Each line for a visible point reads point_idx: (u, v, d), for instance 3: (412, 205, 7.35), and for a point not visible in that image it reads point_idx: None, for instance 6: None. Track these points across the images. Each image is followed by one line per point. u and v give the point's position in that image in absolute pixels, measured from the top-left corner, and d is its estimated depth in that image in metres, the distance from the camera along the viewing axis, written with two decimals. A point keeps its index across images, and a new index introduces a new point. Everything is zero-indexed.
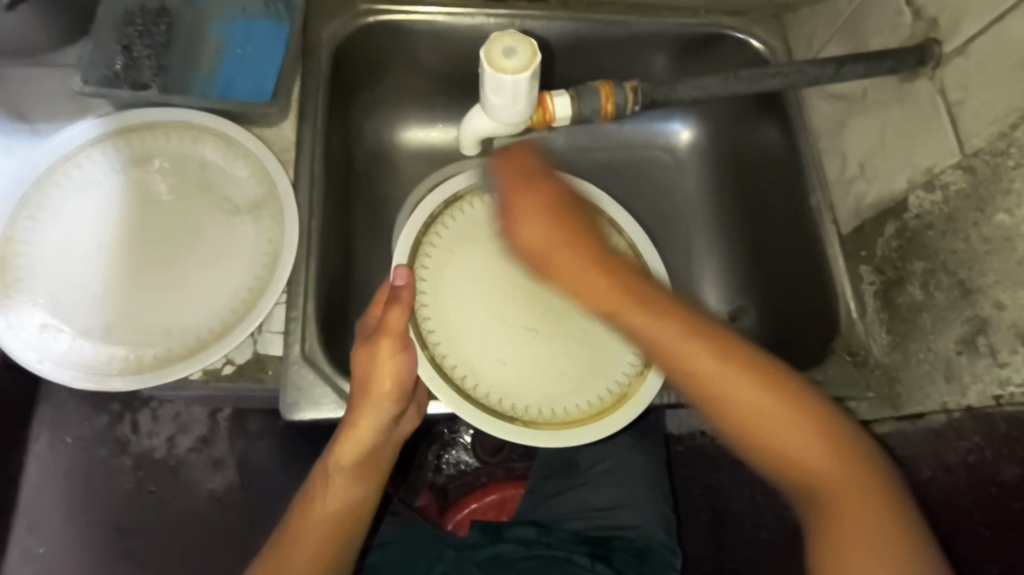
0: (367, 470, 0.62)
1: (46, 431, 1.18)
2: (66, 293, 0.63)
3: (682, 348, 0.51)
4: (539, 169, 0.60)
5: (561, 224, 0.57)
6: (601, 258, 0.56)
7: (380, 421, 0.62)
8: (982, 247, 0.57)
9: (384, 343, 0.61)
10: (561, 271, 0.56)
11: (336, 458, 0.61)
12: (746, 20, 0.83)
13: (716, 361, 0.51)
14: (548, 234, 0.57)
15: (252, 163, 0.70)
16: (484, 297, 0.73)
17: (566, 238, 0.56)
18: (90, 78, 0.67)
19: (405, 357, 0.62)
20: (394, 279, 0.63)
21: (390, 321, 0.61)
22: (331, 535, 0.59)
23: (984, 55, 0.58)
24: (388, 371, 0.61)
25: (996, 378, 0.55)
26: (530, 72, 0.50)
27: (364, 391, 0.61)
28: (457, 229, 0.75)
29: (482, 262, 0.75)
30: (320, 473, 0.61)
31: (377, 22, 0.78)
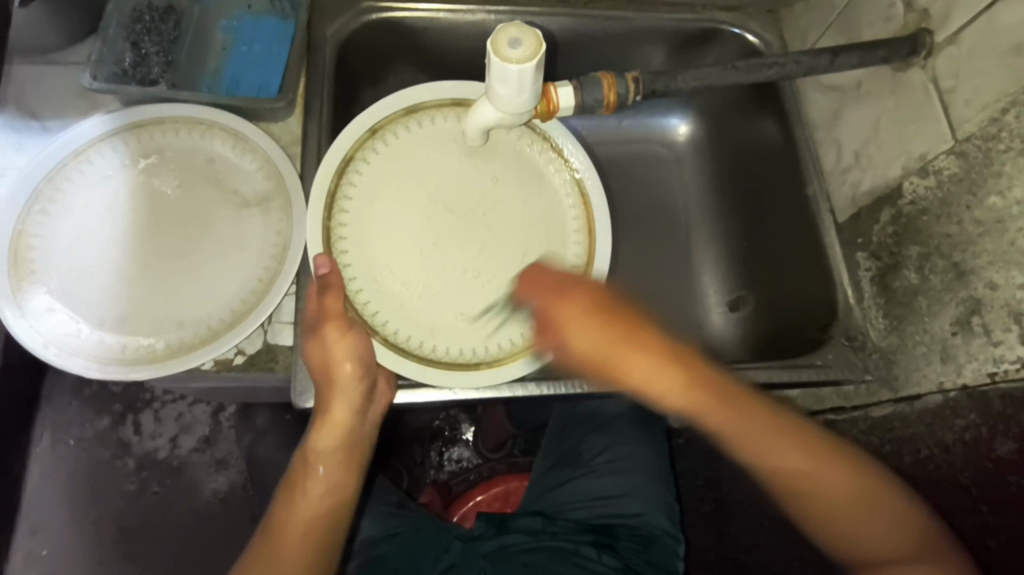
0: (343, 456, 0.64)
1: (48, 433, 1.19)
2: (79, 286, 0.64)
3: (772, 448, 0.57)
4: (564, 278, 0.59)
5: (611, 324, 0.54)
6: (668, 352, 0.55)
7: (347, 403, 0.62)
8: (974, 230, 0.58)
9: (328, 328, 0.61)
10: (629, 375, 0.55)
11: (314, 443, 0.63)
12: (741, 14, 0.85)
13: (803, 456, 0.57)
14: (600, 339, 0.54)
15: (260, 157, 0.71)
16: (417, 245, 0.70)
17: (624, 334, 0.54)
18: (100, 74, 0.69)
19: (356, 337, 0.62)
20: (317, 268, 0.61)
21: (328, 306, 0.62)
22: (312, 520, 0.61)
23: (974, 43, 0.60)
24: (345, 355, 0.61)
25: (990, 357, 0.57)
26: (535, 62, 0.51)
27: (326, 376, 0.62)
28: (364, 190, 0.69)
29: (396, 209, 0.70)
30: (301, 461, 0.63)
31: (380, 19, 0.80)
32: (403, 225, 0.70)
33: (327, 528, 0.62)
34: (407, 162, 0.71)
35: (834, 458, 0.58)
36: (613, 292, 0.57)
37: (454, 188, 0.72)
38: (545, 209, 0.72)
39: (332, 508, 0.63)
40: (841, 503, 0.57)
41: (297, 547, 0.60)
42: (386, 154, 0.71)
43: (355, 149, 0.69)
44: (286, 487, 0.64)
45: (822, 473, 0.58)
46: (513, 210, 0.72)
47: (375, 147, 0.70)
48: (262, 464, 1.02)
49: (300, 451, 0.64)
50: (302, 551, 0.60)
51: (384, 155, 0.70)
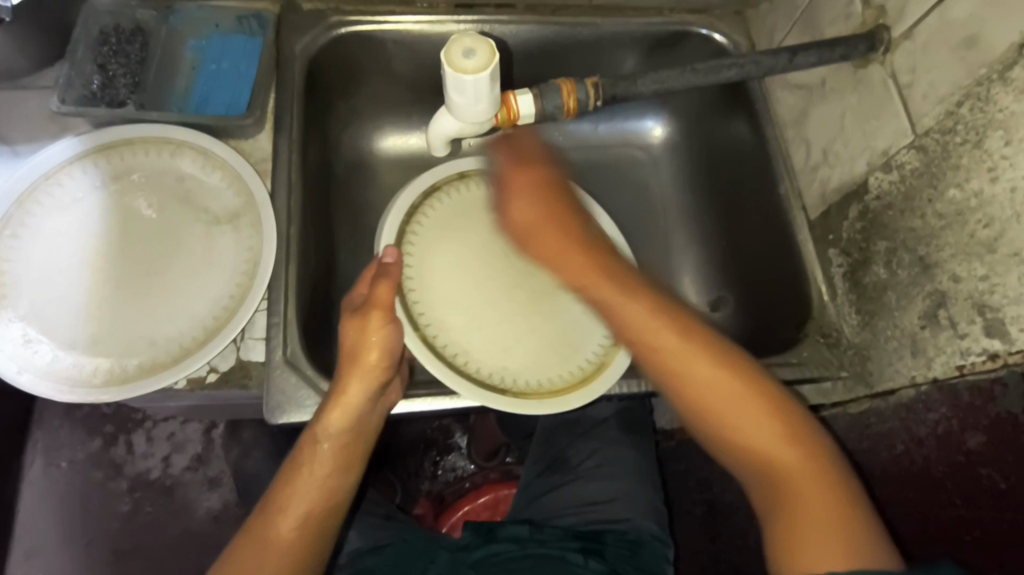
0: (351, 442, 0.63)
1: (40, 456, 1.18)
2: (50, 308, 0.64)
3: (654, 338, 0.56)
4: (539, 152, 0.66)
5: (546, 206, 0.63)
6: (580, 239, 0.62)
7: (368, 389, 0.63)
8: (937, 223, 0.59)
9: (373, 315, 0.64)
10: (543, 245, 0.62)
11: (323, 427, 0.62)
12: (707, 17, 0.86)
13: (674, 343, 0.56)
14: (534, 215, 0.62)
15: (228, 174, 0.71)
16: (468, 281, 0.79)
17: (554, 214, 0.62)
18: (68, 98, 0.69)
19: (392, 330, 0.65)
20: (383, 256, 0.67)
21: (378, 295, 0.65)
22: (309, 511, 0.60)
23: (928, 38, 0.60)
24: (375, 343, 0.64)
25: (958, 349, 0.57)
26: (490, 70, 0.52)
27: (352, 361, 0.63)
28: (438, 219, 0.79)
29: (460, 251, 0.80)
30: (306, 445, 0.62)
31: (348, 33, 0.80)
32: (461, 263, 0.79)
33: (326, 515, 0.61)
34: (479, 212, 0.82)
35: (711, 346, 0.56)
36: (562, 179, 0.65)
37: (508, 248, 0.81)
38: None
39: (331, 496, 0.61)
40: (731, 415, 0.54)
41: (291, 537, 0.58)
42: (458, 203, 0.81)
43: (440, 185, 0.80)
44: (285, 472, 0.62)
45: (700, 362, 0.55)
46: (559, 275, 0.81)
47: (457, 190, 0.81)
48: (249, 480, 1.02)
49: (304, 437, 0.62)
50: (299, 536, 0.58)
51: (465, 204, 0.81)
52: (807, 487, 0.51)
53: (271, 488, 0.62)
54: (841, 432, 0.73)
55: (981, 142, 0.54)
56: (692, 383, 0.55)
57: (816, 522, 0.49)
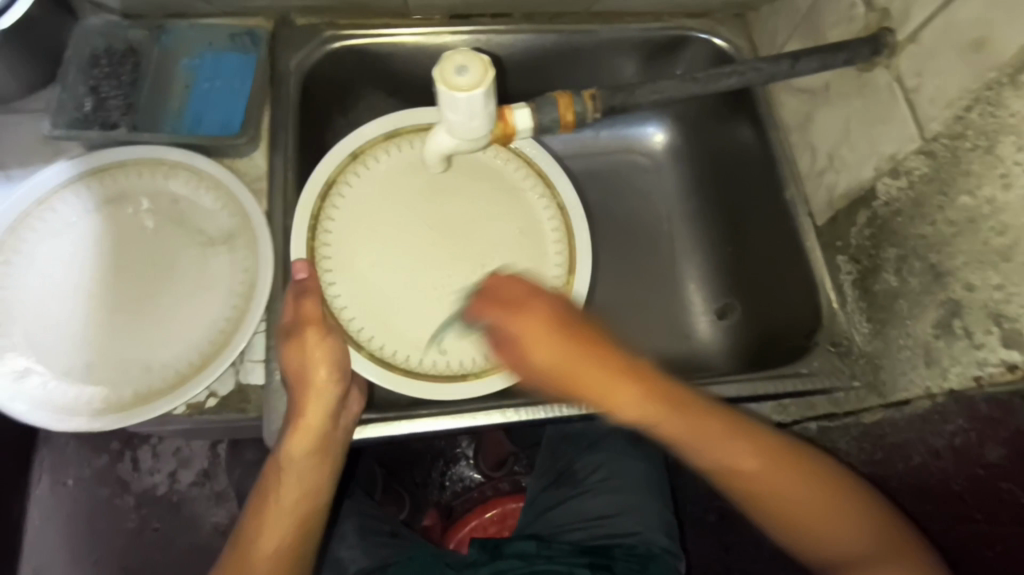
0: (319, 461, 0.62)
1: (47, 474, 1.18)
2: (44, 335, 0.63)
3: (731, 461, 0.58)
4: (522, 289, 0.55)
5: (575, 339, 0.53)
6: (626, 365, 0.55)
7: (325, 407, 0.61)
8: (948, 230, 0.57)
9: (308, 332, 0.62)
10: (588, 393, 0.53)
11: (287, 450, 0.61)
12: (706, 20, 0.84)
13: (714, 438, 0.57)
14: (563, 352, 0.53)
15: (223, 194, 0.70)
16: (403, 263, 0.75)
17: (586, 354, 0.53)
18: (60, 121, 0.70)
19: (332, 343, 0.63)
20: (295, 273, 0.64)
21: (306, 311, 0.62)
22: (285, 536, 0.60)
23: (935, 39, 0.58)
24: (320, 360, 0.62)
25: (974, 360, 0.55)
26: (484, 87, 0.51)
27: (300, 382, 0.61)
28: (347, 210, 0.73)
29: (382, 232, 0.75)
30: (272, 470, 0.61)
31: (341, 47, 0.79)
32: (388, 247, 0.75)
33: (304, 535, 0.61)
34: (385, 189, 0.75)
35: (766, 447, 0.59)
36: (573, 305, 0.55)
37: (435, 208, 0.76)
38: (530, 218, 0.77)
39: (306, 517, 0.61)
40: (779, 487, 0.59)
41: (270, 562, 0.58)
42: (367, 185, 0.74)
43: (338, 176, 0.73)
44: (257, 495, 0.61)
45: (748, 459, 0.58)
46: (500, 229, 0.76)
47: (355, 172, 0.74)
48: None
49: (271, 461, 0.61)
50: (276, 560, 0.59)
51: (372, 185, 0.75)
52: (880, 555, 0.59)
53: (245, 513, 0.62)
54: (855, 443, 0.72)
55: (992, 148, 0.52)
56: (764, 490, 0.59)
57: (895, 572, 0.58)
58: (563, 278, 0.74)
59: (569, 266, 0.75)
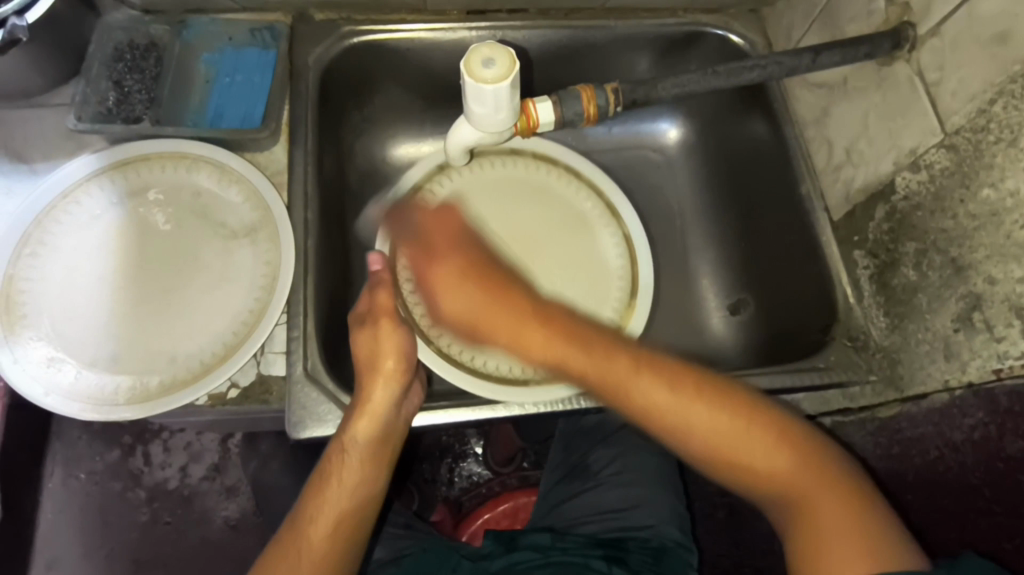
0: (377, 449, 0.62)
1: (60, 468, 1.19)
2: (70, 326, 0.64)
3: (643, 399, 0.57)
4: (450, 236, 0.65)
5: (481, 287, 0.61)
6: (537, 312, 0.61)
7: (389, 395, 0.62)
8: (970, 224, 0.57)
9: (381, 322, 0.63)
10: (493, 335, 0.61)
11: (349, 435, 0.61)
12: (722, 16, 0.85)
13: (669, 398, 0.57)
14: (470, 301, 0.61)
15: (245, 188, 0.71)
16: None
17: (488, 301, 0.61)
18: (84, 115, 0.70)
19: (404, 334, 0.64)
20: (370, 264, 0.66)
21: (381, 301, 0.64)
22: (340, 522, 0.60)
23: (958, 34, 0.59)
24: (391, 349, 0.63)
25: (995, 353, 0.55)
26: (510, 80, 0.51)
27: (370, 369, 0.63)
28: (426, 217, 0.79)
29: None
30: (332, 456, 0.61)
31: (359, 42, 0.80)
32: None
33: (357, 522, 0.61)
34: (462, 200, 0.81)
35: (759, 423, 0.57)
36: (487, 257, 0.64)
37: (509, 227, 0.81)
38: (592, 240, 0.81)
39: (361, 504, 0.61)
40: (707, 432, 0.56)
41: (325, 547, 0.58)
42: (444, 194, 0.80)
43: (426, 182, 0.79)
44: (314, 480, 0.62)
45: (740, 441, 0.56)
46: (566, 252, 0.81)
47: (439, 182, 0.80)
48: (267, 491, 1.01)
49: (331, 445, 0.62)
50: (330, 545, 0.59)
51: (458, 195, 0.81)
52: (824, 512, 0.54)
53: (299, 497, 0.62)
54: (871, 438, 0.71)
55: (1016, 141, 0.53)
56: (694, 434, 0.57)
57: (835, 538, 0.52)
58: (625, 300, 0.78)
59: (631, 284, 0.79)
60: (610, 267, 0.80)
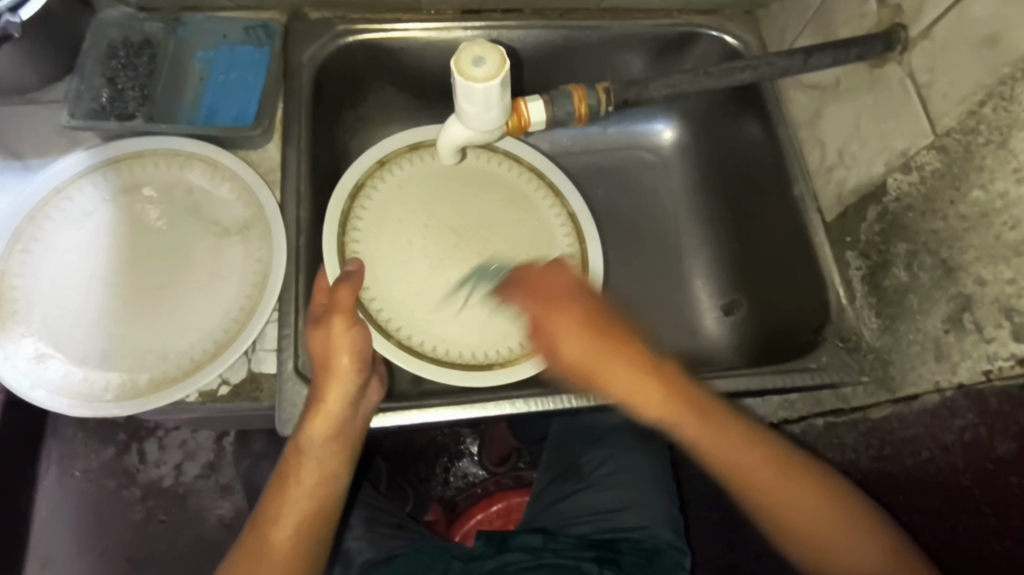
0: (334, 448, 0.62)
1: (54, 465, 1.18)
2: (60, 322, 0.64)
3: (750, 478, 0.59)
4: (565, 281, 0.60)
5: (600, 336, 0.57)
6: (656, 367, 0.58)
7: (347, 394, 0.62)
8: (960, 225, 0.57)
9: (335, 320, 0.62)
10: (614, 385, 0.57)
11: (306, 436, 0.61)
12: (717, 17, 0.85)
13: (772, 476, 0.60)
14: (587, 348, 0.56)
15: (237, 185, 0.71)
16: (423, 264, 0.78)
17: (606, 348, 0.56)
18: (78, 112, 0.70)
19: (359, 331, 0.62)
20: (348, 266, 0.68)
21: (339, 298, 0.62)
22: (300, 527, 0.60)
23: (949, 36, 0.59)
24: (347, 346, 0.62)
25: (984, 354, 0.55)
26: (500, 79, 0.51)
27: (325, 367, 0.61)
28: (372, 213, 0.77)
29: (405, 236, 0.79)
30: (291, 456, 0.61)
31: (354, 41, 0.80)
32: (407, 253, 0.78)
33: (319, 525, 0.61)
34: (408, 194, 0.80)
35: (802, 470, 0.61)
36: (600, 301, 0.59)
37: (454, 217, 0.81)
38: (541, 221, 0.81)
39: (323, 505, 0.61)
40: (798, 509, 0.60)
41: (285, 551, 0.59)
42: (389, 190, 0.79)
43: (365, 181, 0.77)
44: (274, 481, 0.62)
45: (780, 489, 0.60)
46: (518, 235, 0.81)
47: (381, 177, 0.78)
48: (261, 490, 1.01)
49: (289, 446, 0.61)
50: (292, 548, 0.59)
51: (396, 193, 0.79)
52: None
53: (262, 498, 0.62)
54: (863, 440, 0.71)
55: (1006, 142, 0.53)
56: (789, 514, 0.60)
57: None
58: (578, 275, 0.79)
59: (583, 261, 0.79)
60: (560, 244, 0.80)
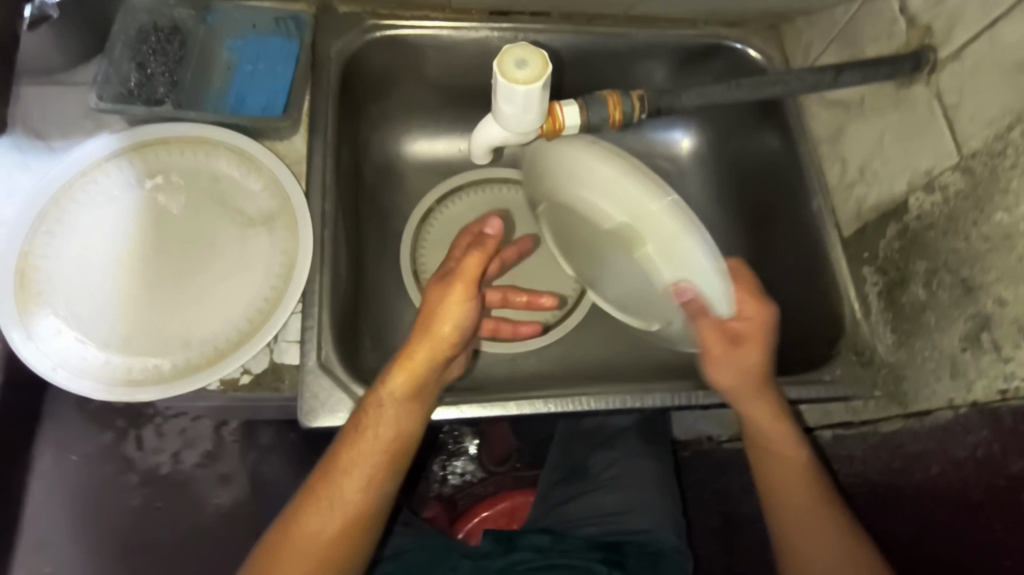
0: (412, 408, 0.63)
1: (50, 449, 1.16)
2: (83, 305, 0.64)
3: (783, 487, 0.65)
4: (755, 306, 0.61)
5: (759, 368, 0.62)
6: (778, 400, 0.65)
7: (436, 357, 0.63)
8: (982, 245, 0.59)
9: (456, 286, 0.63)
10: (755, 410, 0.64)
11: (389, 390, 0.62)
12: (742, 30, 0.85)
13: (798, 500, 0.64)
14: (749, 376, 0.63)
15: (265, 176, 0.71)
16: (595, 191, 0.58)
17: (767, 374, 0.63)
18: (106, 95, 0.69)
19: (469, 307, 0.63)
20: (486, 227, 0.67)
21: (468, 266, 0.63)
22: (372, 481, 0.61)
23: (980, 61, 0.61)
24: (453, 316, 0.63)
25: (1001, 373, 0.56)
26: (542, 82, 0.52)
27: (426, 328, 0.63)
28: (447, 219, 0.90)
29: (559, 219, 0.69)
30: (369, 410, 0.62)
31: (383, 36, 0.80)
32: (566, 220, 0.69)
33: (386, 481, 0.62)
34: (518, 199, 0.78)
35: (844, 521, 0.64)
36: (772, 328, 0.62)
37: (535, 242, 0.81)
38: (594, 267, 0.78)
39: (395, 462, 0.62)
40: (809, 533, 0.64)
41: (354, 504, 0.60)
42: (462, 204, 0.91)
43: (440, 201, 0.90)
44: (348, 426, 0.62)
45: (826, 533, 0.63)
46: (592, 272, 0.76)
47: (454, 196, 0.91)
48: None
49: (368, 397, 0.62)
50: (360, 500, 0.60)
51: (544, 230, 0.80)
52: None
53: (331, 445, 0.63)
54: (872, 452, 0.73)
55: None
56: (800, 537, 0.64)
57: None
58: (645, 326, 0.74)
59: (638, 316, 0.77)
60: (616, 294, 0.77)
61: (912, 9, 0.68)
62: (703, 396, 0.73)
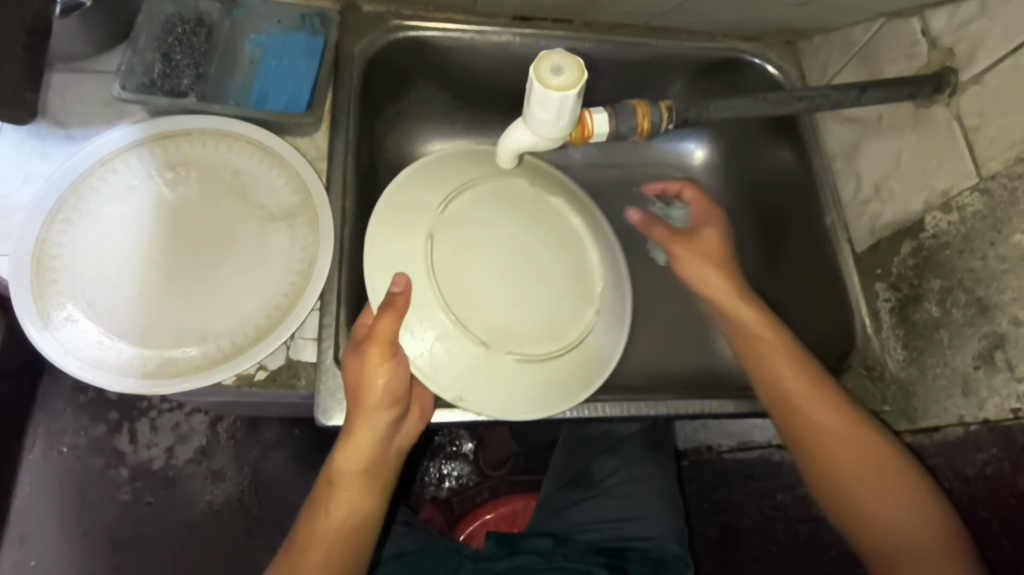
0: (365, 477, 0.62)
1: (40, 440, 1.15)
2: (100, 295, 0.63)
3: (788, 390, 0.67)
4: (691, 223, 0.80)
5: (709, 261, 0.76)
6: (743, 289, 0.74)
7: (374, 428, 0.61)
8: (999, 265, 0.60)
9: (371, 351, 0.59)
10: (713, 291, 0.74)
11: (336, 466, 0.61)
12: (760, 45, 0.87)
13: (806, 396, 0.66)
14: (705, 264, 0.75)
15: (287, 173, 0.71)
16: (494, 194, 0.69)
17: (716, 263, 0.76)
18: (129, 85, 0.68)
19: (395, 364, 0.60)
20: (392, 284, 0.62)
21: (380, 329, 0.59)
22: (329, 552, 0.59)
23: (1002, 85, 0.62)
24: (379, 379, 0.60)
25: (1014, 393, 0.57)
26: (578, 89, 0.52)
27: (356, 398, 0.61)
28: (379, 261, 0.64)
29: (473, 236, 0.67)
30: (323, 486, 0.62)
31: (405, 36, 0.80)
32: (483, 230, 0.68)
33: (349, 553, 0.60)
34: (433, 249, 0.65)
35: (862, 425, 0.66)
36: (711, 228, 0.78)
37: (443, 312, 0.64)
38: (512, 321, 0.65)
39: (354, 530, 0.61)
40: (831, 431, 0.65)
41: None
42: None
43: None
44: (314, 497, 0.63)
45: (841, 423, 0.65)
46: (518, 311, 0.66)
47: None
48: None
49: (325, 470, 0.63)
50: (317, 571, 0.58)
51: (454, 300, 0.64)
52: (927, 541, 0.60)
53: (303, 515, 0.63)
54: None
55: None
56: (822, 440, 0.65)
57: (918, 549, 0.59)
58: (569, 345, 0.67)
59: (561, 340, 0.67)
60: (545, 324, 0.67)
61: (933, 31, 0.69)
62: (716, 405, 0.74)
